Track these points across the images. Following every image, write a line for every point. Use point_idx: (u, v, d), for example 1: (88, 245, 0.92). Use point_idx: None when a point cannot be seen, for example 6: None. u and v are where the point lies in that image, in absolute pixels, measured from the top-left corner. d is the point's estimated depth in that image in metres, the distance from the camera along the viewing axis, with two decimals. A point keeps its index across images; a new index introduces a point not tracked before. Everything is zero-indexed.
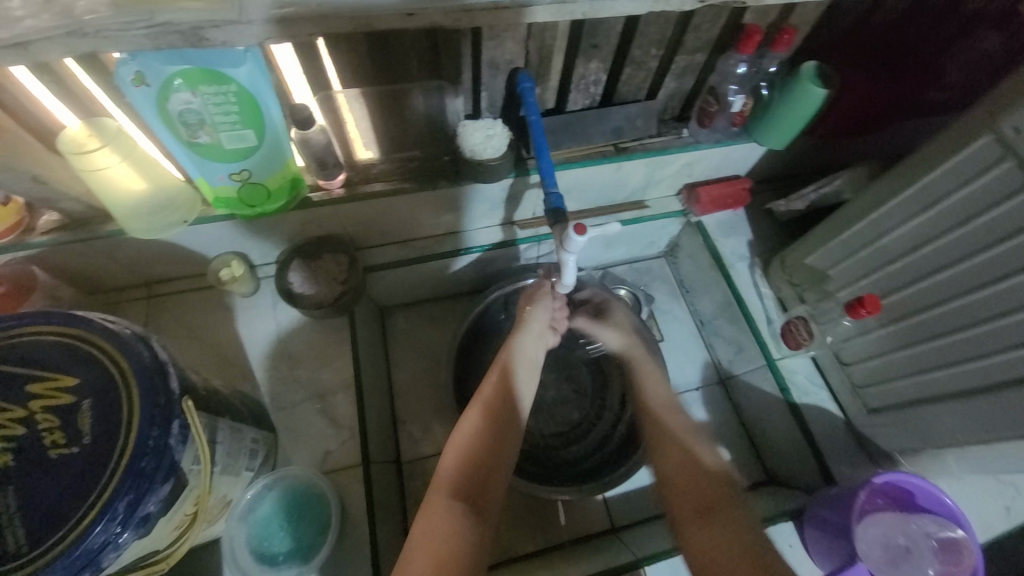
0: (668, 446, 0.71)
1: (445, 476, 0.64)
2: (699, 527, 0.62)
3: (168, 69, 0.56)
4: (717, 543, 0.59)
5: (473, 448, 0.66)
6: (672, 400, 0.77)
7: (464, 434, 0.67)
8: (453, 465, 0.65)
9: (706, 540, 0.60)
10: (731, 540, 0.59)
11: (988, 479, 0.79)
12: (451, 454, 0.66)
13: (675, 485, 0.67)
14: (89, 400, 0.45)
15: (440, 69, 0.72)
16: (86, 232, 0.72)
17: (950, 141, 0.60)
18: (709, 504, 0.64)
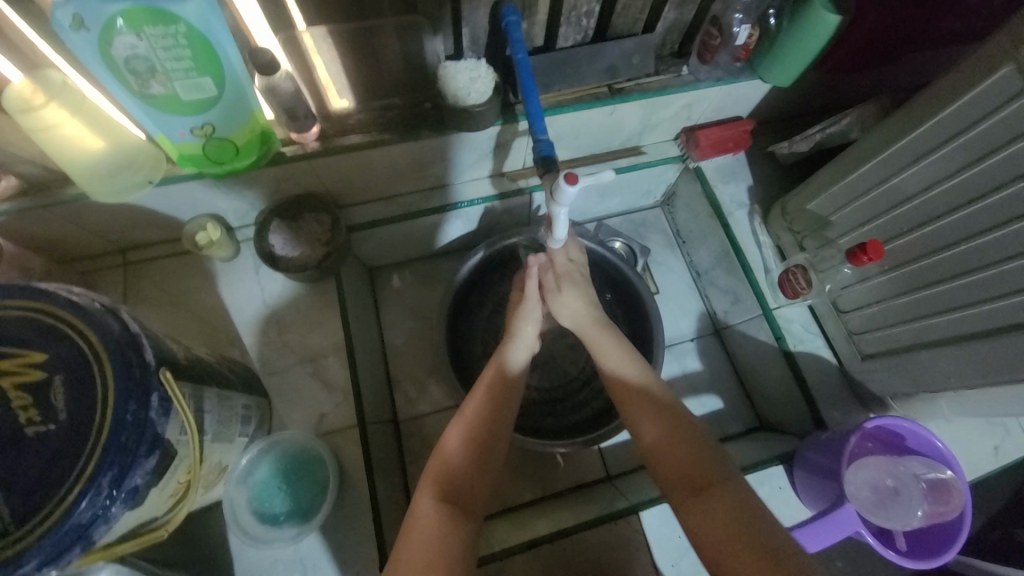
0: (656, 419, 0.64)
1: (442, 460, 0.62)
2: (693, 507, 0.57)
3: (107, 8, 0.50)
4: (717, 530, 0.55)
5: (474, 425, 0.65)
6: (650, 373, 0.69)
7: (468, 413, 0.66)
8: (457, 446, 0.63)
9: (702, 526, 0.56)
10: (735, 523, 0.54)
11: (977, 419, 0.80)
12: (455, 435, 0.64)
13: (664, 463, 0.62)
14: (60, 377, 0.44)
15: (415, 2, 0.65)
16: (45, 197, 0.68)
17: (967, 72, 0.56)
18: (701, 482, 0.58)
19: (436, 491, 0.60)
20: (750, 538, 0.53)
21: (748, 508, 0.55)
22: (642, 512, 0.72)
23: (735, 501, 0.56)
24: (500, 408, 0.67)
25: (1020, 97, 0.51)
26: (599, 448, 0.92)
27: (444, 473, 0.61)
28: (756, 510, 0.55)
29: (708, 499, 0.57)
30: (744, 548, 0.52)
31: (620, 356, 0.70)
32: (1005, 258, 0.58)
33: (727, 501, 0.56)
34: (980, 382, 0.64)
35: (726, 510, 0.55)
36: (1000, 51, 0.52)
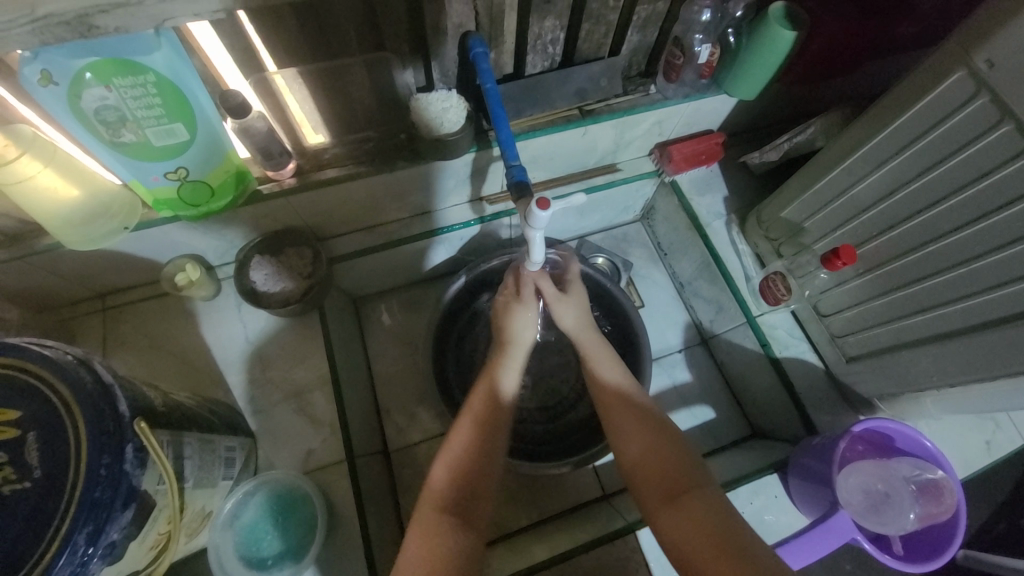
0: (634, 421, 0.67)
1: (433, 493, 0.61)
2: (669, 512, 0.57)
3: (75, 63, 0.51)
4: (691, 529, 0.54)
5: (468, 457, 0.64)
6: (632, 386, 0.71)
7: (455, 445, 0.65)
8: (444, 480, 0.62)
9: (676, 524, 0.56)
10: (705, 520, 0.55)
11: (965, 415, 0.81)
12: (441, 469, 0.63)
13: (643, 468, 0.62)
14: (34, 433, 0.43)
15: (384, 40, 0.67)
16: (21, 248, 0.67)
17: (921, 80, 0.58)
18: (680, 487, 0.59)
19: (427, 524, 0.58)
20: (719, 534, 0.53)
21: (718, 507, 0.56)
22: (640, 530, 0.71)
23: (711, 505, 0.56)
24: (487, 443, 0.66)
25: (974, 101, 0.53)
26: (594, 468, 0.91)
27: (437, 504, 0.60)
28: (727, 514, 0.55)
29: (682, 500, 0.58)
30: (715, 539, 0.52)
31: (609, 366, 0.73)
32: (976, 256, 0.59)
33: (698, 500, 0.57)
34: (962, 378, 0.65)
35: (700, 507, 0.56)
36: (950, 58, 0.54)
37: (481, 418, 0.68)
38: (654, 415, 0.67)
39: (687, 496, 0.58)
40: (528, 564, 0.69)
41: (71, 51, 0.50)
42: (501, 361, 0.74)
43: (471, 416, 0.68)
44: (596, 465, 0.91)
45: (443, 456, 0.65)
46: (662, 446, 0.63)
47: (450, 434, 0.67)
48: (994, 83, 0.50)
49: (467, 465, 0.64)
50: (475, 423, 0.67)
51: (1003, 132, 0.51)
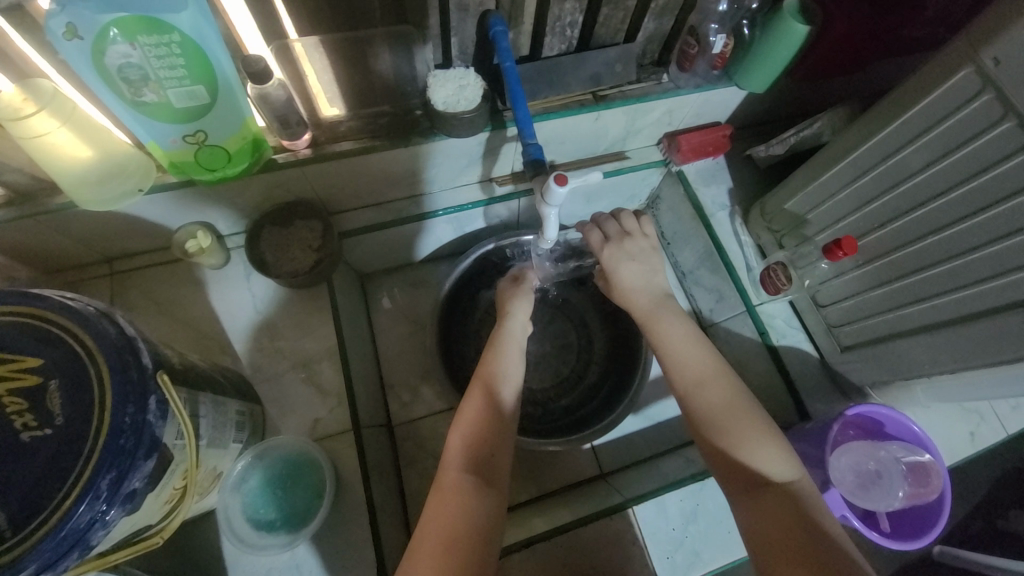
0: (723, 408, 0.64)
1: (454, 463, 0.61)
2: (749, 501, 0.59)
3: (101, 18, 0.50)
4: (767, 524, 0.56)
5: (482, 433, 0.63)
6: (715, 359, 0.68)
7: (469, 416, 0.64)
8: (461, 450, 0.62)
9: (756, 519, 0.57)
10: (789, 515, 0.56)
11: (952, 406, 0.85)
12: (458, 438, 0.63)
13: (725, 457, 0.63)
14: (57, 381, 0.44)
15: (406, 13, 0.68)
16: (33, 206, 0.67)
17: (928, 77, 0.60)
18: (762, 478, 0.60)
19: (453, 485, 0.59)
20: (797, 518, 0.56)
21: (794, 503, 0.57)
22: (635, 506, 0.75)
23: (790, 497, 0.58)
24: (503, 413, 0.65)
25: (979, 97, 0.55)
26: (592, 447, 0.93)
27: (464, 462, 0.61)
28: (804, 505, 0.57)
29: (763, 496, 0.59)
30: (792, 536, 0.54)
31: (686, 339, 0.70)
32: (971, 248, 0.61)
33: (779, 496, 0.58)
34: (953, 366, 0.68)
35: (779, 506, 0.57)
36: (958, 54, 0.56)
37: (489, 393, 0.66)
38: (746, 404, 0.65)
39: (768, 487, 0.59)
40: (525, 537, 0.70)
41: (97, 5, 0.50)
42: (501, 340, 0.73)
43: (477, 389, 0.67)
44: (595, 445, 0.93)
45: (455, 432, 0.64)
46: (740, 429, 0.63)
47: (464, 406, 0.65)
48: (999, 80, 0.52)
49: (488, 425, 0.64)
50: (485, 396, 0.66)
51: (1007, 127, 0.53)
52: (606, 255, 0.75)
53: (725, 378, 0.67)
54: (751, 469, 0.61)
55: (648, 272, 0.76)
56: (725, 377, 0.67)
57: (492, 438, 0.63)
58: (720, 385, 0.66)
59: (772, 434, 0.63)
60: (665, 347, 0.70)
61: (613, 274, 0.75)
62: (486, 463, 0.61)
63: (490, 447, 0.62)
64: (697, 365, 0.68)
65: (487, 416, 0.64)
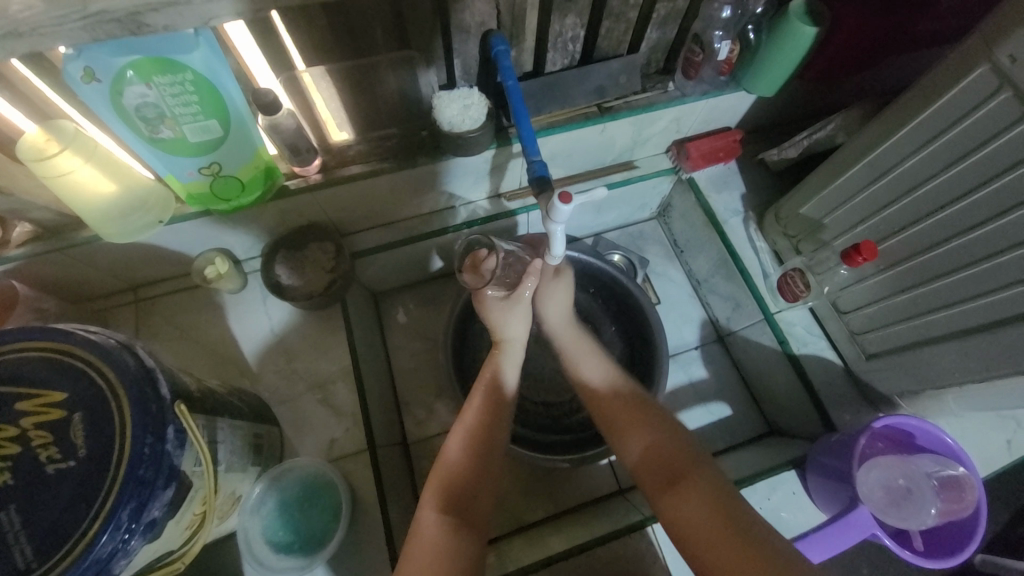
0: (632, 419, 0.69)
1: (444, 472, 0.64)
2: (667, 497, 0.61)
3: (118, 61, 0.53)
4: (695, 519, 0.57)
5: (472, 441, 0.67)
6: (617, 374, 0.75)
7: (466, 419, 0.68)
8: (459, 453, 0.66)
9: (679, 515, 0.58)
10: (710, 503, 0.57)
11: (989, 414, 0.80)
12: (454, 443, 0.66)
13: (643, 459, 0.65)
14: (80, 413, 0.45)
15: (409, 39, 0.69)
16: (61, 240, 0.70)
17: (943, 76, 0.58)
18: (677, 473, 0.62)
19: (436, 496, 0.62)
20: (718, 508, 0.57)
21: (728, 495, 0.58)
22: (653, 525, 0.72)
23: (710, 486, 0.59)
24: (499, 416, 0.70)
25: (997, 95, 0.53)
26: (609, 462, 0.92)
27: (444, 473, 0.64)
28: (725, 493, 0.58)
29: (685, 490, 0.60)
30: (716, 526, 0.55)
31: (591, 361, 0.77)
32: (999, 251, 0.58)
33: (700, 489, 0.59)
34: (986, 375, 0.65)
35: (701, 497, 0.58)
36: (974, 51, 0.54)
37: (489, 399, 0.70)
38: (653, 411, 0.69)
39: (687, 482, 0.61)
40: (543, 556, 0.70)
41: (115, 50, 0.52)
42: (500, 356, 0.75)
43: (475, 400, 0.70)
44: (613, 460, 0.91)
45: (454, 433, 0.67)
46: (650, 432, 0.67)
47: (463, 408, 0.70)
48: (1018, 78, 0.50)
49: (478, 434, 0.67)
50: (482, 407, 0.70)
51: None
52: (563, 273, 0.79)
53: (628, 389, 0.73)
54: (670, 466, 0.63)
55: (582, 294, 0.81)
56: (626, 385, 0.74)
57: (484, 448, 0.67)
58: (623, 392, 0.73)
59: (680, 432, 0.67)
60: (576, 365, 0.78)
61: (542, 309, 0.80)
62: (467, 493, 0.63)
63: (482, 455, 0.66)
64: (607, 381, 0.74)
65: (484, 419, 0.68)
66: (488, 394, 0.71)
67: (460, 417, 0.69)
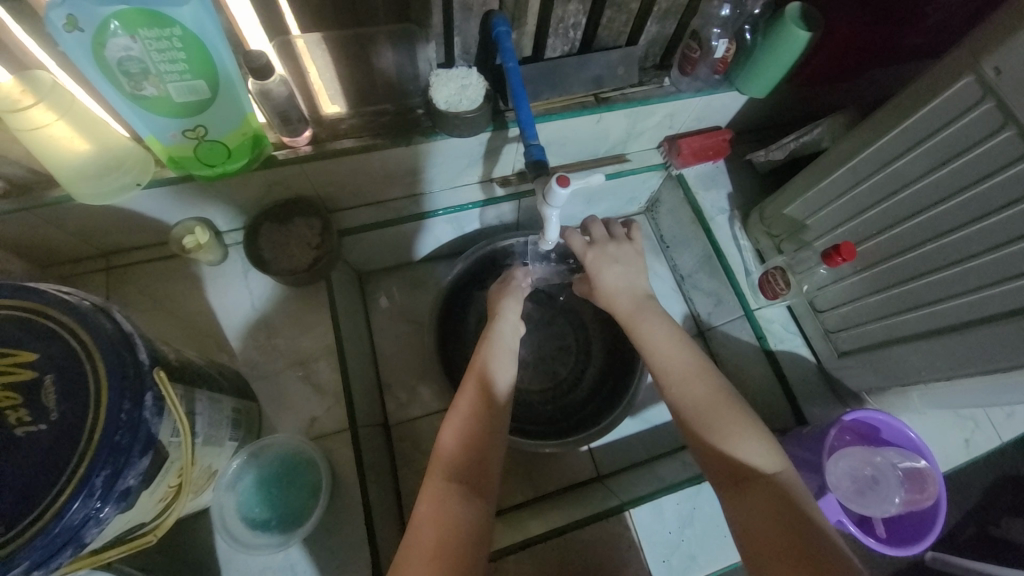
0: (706, 406, 0.63)
1: (446, 456, 0.61)
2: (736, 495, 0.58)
3: (101, 10, 0.49)
4: (756, 518, 0.55)
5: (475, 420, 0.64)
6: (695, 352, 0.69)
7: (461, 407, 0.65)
8: (455, 442, 0.62)
9: (744, 513, 0.57)
10: (773, 511, 0.55)
11: (949, 414, 0.85)
12: (454, 431, 0.63)
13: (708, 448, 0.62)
14: (51, 376, 0.43)
15: (410, 11, 0.67)
16: (30, 198, 0.66)
17: (929, 84, 0.60)
18: (744, 475, 0.59)
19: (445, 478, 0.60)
20: (784, 519, 0.54)
21: (782, 499, 0.56)
22: (630, 510, 0.74)
23: (778, 493, 0.57)
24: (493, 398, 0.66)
25: (980, 105, 0.55)
26: (589, 449, 0.93)
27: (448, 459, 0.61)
28: (792, 504, 0.56)
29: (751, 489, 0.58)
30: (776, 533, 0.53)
31: (669, 338, 0.70)
32: (969, 256, 0.62)
33: (770, 489, 0.57)
34: (950, 374, 0.68)
35: (767, 501, 0.56)
36: (960, 62, 0.56)
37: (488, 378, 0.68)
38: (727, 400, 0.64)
39: (754, 485, 0.58)
40: (520, 539, 0.70)
41: None
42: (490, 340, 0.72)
43: (476, 373, 0.68)
44: (592, 447, 0.93)
45: (458, 409, 0.65)
46: (721, 423, 0.62)
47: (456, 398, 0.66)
48: (1000, 89, 0.52)
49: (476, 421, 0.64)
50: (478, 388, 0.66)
51: (1008, 135, 0.54)
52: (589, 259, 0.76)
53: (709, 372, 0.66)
54: (735, 464, 0.60)
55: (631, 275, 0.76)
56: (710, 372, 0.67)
57: (482, 422, 0.64)
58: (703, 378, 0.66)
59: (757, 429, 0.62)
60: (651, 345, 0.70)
61: (596, 278, 0.76)
62: (475, 471, 0.61)
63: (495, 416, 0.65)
64: (678, 359, 0.68)
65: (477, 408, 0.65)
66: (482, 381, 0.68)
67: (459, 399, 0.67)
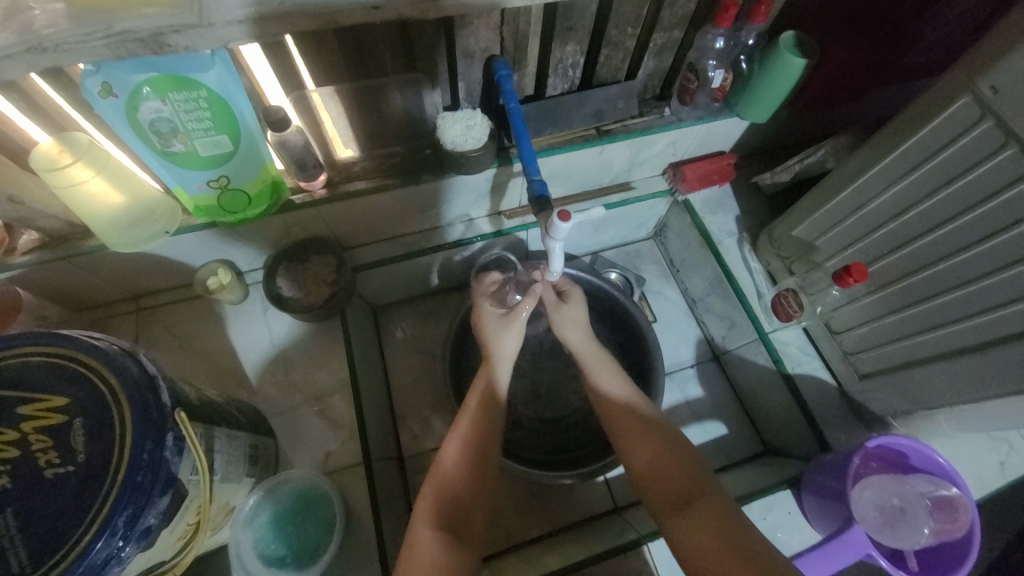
0: (643, 437, 0.67)
1: (438, 482, 0.64)
2: (677, 518, 0.59)
3: (136, 78, 0.55)
4: (698, 537, 0.56)
5: (465, 455, 0.66)
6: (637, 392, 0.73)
7: (454, 438, 0.68)
8: (452, 464, 0.66)
9: (687, 534, 0.57)
10: (717, 528, 0.56)
11: (982, 436, 0.81)
12: (450, 454, 0.66)
13: (653, 476, 0.64)
14: (81, 419, 0.46)
15: (416, 62, 0.72)
16: (68, 248, 0.71)
17: (926, 106, 0.60)
18: (687, 496, 0.60)
19: (432, 503, 0.63)
20: (723, 531, 0.55)
21: (724, 517, 0.57)
22: (649, 543, 0.72)
23: (719, 511, 0.57)
24: (492, 427, 0.69)
25: (979, 124, 0.55)
26: (605, 480, 0.91)
27: (438, 485, 0.64)
28: (734, 518, 0.56)
29: (692, 511, 0.58)
30: (718, 548, 0.54)
31: (610, 377, 0.75)
32: (984, 274, 0.60)
33: (709, 506, 0.58)
34: (976, 396, 0.66)
35: (709, 518, 0.57)
36: (957, 84, 0.56)
37: (483, 410, 0.70)
38: (659, 428, 0.68)
39: (694, 503, 0.59)
40: (537, 573, 0.70)
41: (133, 67, 0.54)
42: (490, 363, 0.75)
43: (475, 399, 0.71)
44: (608, 477, 0.91)
45: (450, 443, 0.67)
46: (659, 446, 0.65)
47: (457, 419, 0.70)
48: (998, 108, 0.53)
49: (471, 447, 0.67)
50: (477, 414, 0.70)
51: (1010, 153, 0.53)
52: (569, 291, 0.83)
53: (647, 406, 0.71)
54: (676, 483, 0.62)
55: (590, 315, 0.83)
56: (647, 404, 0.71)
57: (482, 444, 0.68)
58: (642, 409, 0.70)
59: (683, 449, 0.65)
60: (601, 381, 0.74)
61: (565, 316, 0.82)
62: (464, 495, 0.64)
63: (489, 442, 0.68)
64: (619, 396, 0.72)
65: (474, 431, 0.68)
66: (479, 408, 0.71)
67: (454, 428, 0.69)
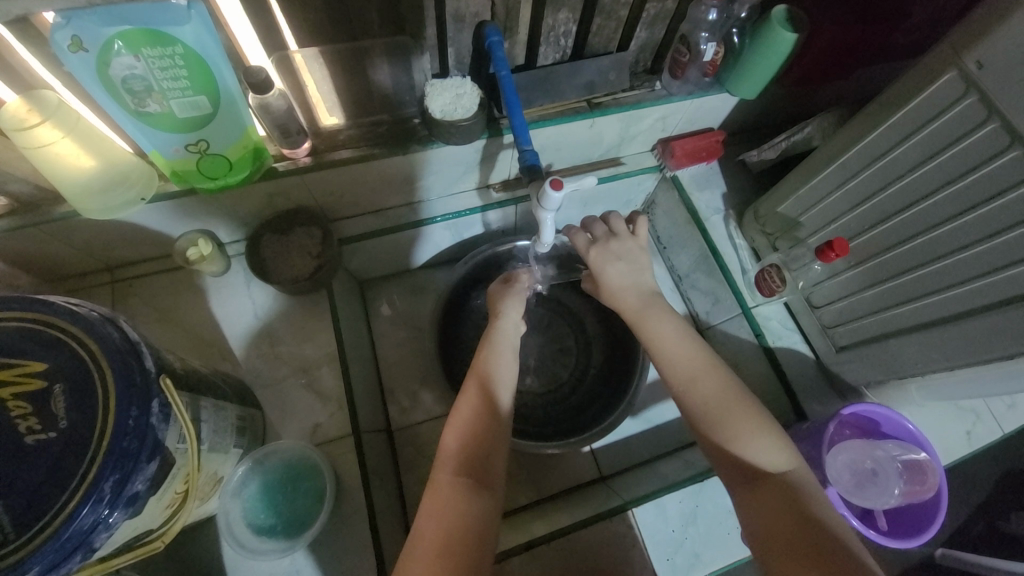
0: (740, 417, 0.62)
1: (444, 463, 0.61)
2: (749, 495, 0.58)
3: (106, 31, 0.51)
4: (773, 516, 0.56)
5: (473, 427, 0.63)
6: (704, 359, 0.67)
7: (462, 412, 0.65)
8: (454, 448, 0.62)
9: (761, 514, 0.57)
10: (793, 512, 0.55)
11: (950, 407, 0.85)
12: (451, 439, 0.62)
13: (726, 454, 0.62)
14: (61, 385, 0.44)
15: (404, 24, 0.69)
16: (37, 215, 0.68)
17: (913, 81, 0.61)
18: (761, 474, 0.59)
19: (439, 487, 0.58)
20: (801, 517, 0.55)
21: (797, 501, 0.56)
22: (635, 508, 0.75)
23: (790, 494, 0.57)
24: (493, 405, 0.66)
25: (964, 99, 0.56)
26: (592, 451, 0.93)
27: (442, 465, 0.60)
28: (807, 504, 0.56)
29: (765, 491, 0.58)
30: (797, 531, 0.54)
31: (675, 345, 0.68)
32: (960, 247, 0.63)
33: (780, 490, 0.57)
34: (947, 365, 0.69)
35: (783, 501, 0.56)
36: (944, 58, 0.57)
37: (482, 387, 0.67)
38: (748, 402, 0.63)
39: (770, 485, 0.58)
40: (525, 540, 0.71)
41: (102, 19, 0.51)
42: (490, 345, 0.72)
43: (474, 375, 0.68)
44: (594, 448, 0.93)
45: (450, 428, 0.63)
46: (734, 429, 0.62)
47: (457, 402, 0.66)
48: (982, 82, 0.54)
49: (473, 426, 0.63)
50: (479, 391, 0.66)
51: (991, 128, 0.55)
52: (593, 256, 0.74)
53: (720, 373, 0.66)
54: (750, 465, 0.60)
55: (637, 271, 0.74)
56: (717, 374, 0.65)
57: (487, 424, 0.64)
58: (709, 385, 0.64)
59: (769, 425, 0.62)
60: (660, 350, 0.69)
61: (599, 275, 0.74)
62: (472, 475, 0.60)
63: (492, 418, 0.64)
64: (681, 364, 0.67)
65: (478, 412, 0.64)
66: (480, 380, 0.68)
67: (456, 410, 0.65)
